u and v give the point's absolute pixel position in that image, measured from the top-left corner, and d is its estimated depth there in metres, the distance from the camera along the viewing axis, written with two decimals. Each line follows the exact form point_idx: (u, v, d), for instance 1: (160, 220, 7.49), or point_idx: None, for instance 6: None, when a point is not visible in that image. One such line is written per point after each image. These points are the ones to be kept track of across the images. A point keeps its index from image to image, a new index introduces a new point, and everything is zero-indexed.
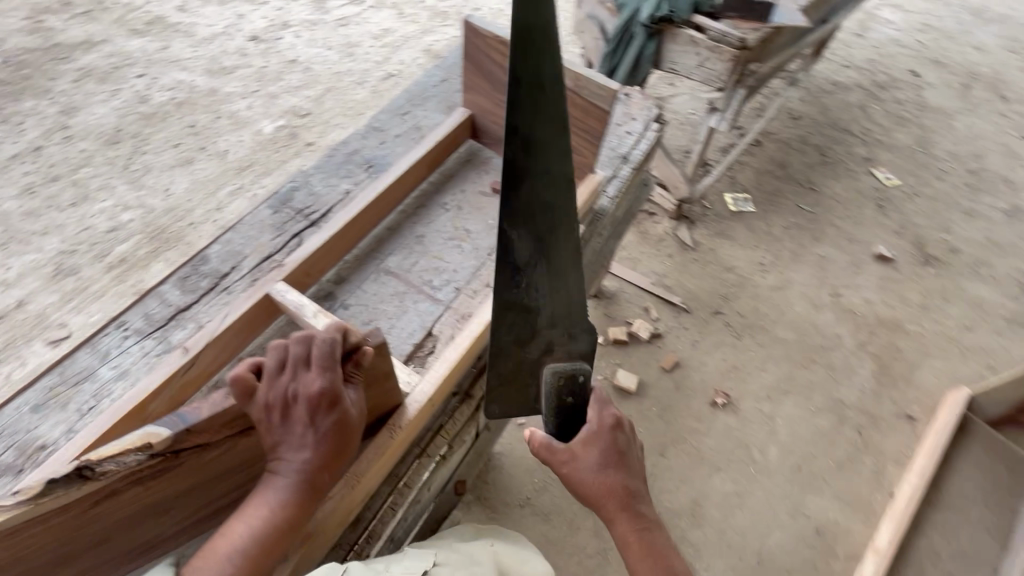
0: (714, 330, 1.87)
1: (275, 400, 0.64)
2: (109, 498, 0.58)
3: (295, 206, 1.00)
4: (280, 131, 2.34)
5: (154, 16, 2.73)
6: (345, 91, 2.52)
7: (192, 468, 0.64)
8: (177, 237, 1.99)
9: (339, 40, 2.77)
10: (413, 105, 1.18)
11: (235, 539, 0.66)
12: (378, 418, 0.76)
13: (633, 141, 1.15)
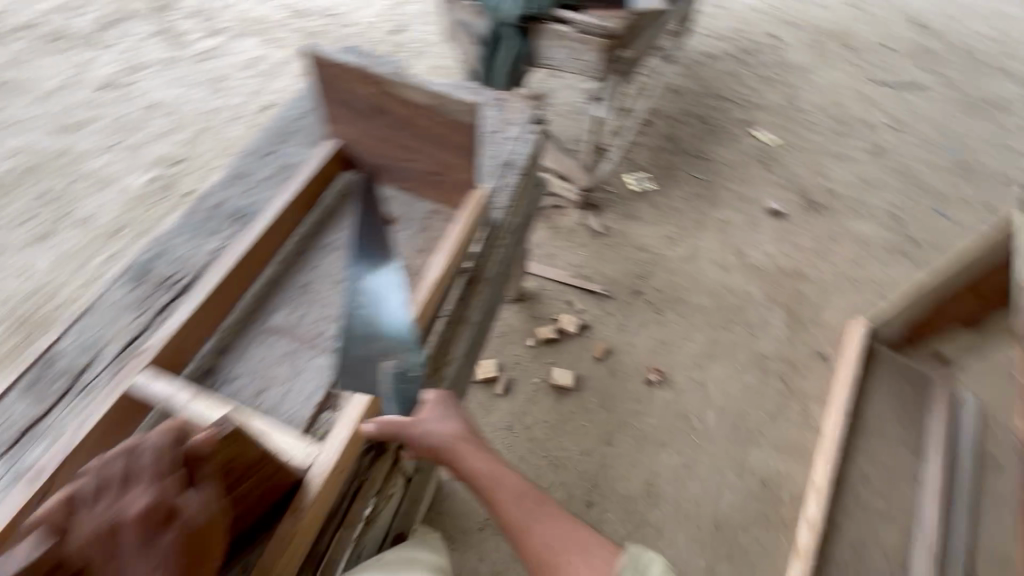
0: (638, 311, 1.92)
1: (94, 530, 0.51)
2: None
3: (156, 277, 0.89)
4: (152, 184, 2.12)
5: None
6: (220, 130, 2.34)
7: None
8: (45, 323, 1.76)
9: (204, 76, 2.57)
10: (277, 144, 1.09)
11: None
12: (275, 500, 0.68)
13: (514, 146, 1.13)
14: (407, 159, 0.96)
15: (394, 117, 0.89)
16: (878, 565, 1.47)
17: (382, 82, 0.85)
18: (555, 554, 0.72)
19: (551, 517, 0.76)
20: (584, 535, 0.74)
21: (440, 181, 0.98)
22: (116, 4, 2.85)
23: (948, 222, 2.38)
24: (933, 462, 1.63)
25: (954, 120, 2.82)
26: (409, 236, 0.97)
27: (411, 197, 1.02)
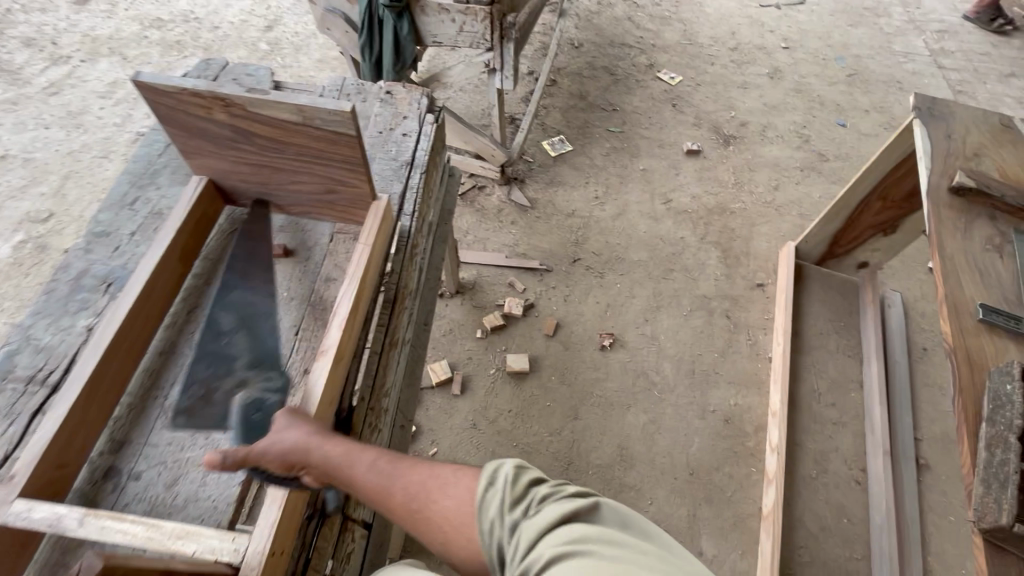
0: (579, 278, 1.90)
1: None
2: None
3: (18, 377, 0.75)
4: (21, 248, 1.86)
5: None
6: (89, 172, 2.07)
7: None
8: None
9: (57, 113, 2.25)
10: (140, 187, 0.95)
11: None
12: None
13: (412, 142, 1.04)
14: (290, 182, 0.84)
15: (265, 139, 0.77)
16: (840, 472, 1.56)
17: (237, 103, 0.72)
18: (424, 505, 0.60)
19: (413, 467, 0.63)
20: (450, 466, 0.63)
21: (334, 199, 0.87)
22: None
23: (849, 132, 2.49)
24: (873, 364, 1.72)
25: (838, 31, 2.92)
26: (313, 267, 0.88)
27: (308, 221, 0.93)
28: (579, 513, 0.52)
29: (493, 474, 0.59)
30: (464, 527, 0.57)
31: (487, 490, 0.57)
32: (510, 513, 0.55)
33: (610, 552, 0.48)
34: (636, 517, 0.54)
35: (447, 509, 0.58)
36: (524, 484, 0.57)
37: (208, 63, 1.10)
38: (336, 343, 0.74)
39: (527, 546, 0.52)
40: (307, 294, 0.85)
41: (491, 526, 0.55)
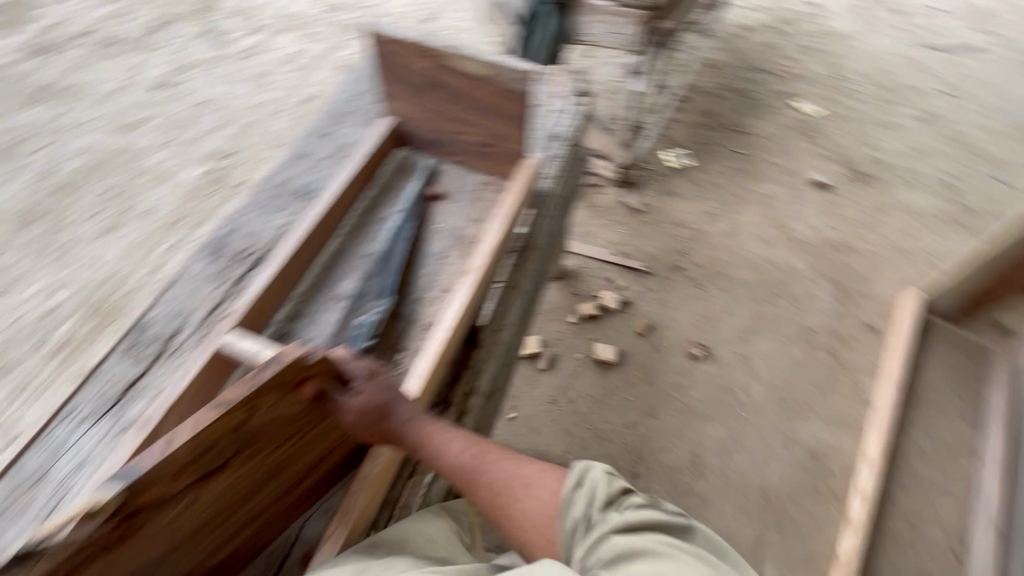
0: (679, 286, 1.92)
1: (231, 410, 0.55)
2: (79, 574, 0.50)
3: (230, 251, 0.95)
4: (206, 176, 2.19)
5: (43, 81, 2.40)
6: (266, 123, 2.38)
7: (162, 527, 0.57)
8: (117, 308, 1.81)
9: (248, 71, 2.60)
10: (334, 124, 1.14)
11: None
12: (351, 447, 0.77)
13: (560, 117, 1.16)
14: (460, 132, 0.99)
15: (450, 91, 0.92)
16: (934, 536, 1.44)
17: (438, 55, 0.87)
18: (507, 501, 0.68)
19: (499, 461, 0.71)
20: (535, 468, 0.71)
21: (491, 153, 1.01)
22: None
23: (1008, 190, 2.27)
24: (994, 434, 1.57)
25: (1013, 83, 2.67)
26: (462, 207, 1.01)
27: (463, 170, 1.06)
28: (671, 527, 0.62)
29: (582, 476, 0.67)
30: (545, 530, 0.66)
31: (575, 489, 0.66)
32: (597, 513, 0.63)
33: (694, 563, 0.58)
34: (726, 551, 0.62)
35: (531, 509, 0.67)
36: (614, 490, 0.65)
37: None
38: (481, 265, 0.87)
39: (606, 529, 0.61)
40: (453, 229, 0.99)
41: (573, 524, 0.64)
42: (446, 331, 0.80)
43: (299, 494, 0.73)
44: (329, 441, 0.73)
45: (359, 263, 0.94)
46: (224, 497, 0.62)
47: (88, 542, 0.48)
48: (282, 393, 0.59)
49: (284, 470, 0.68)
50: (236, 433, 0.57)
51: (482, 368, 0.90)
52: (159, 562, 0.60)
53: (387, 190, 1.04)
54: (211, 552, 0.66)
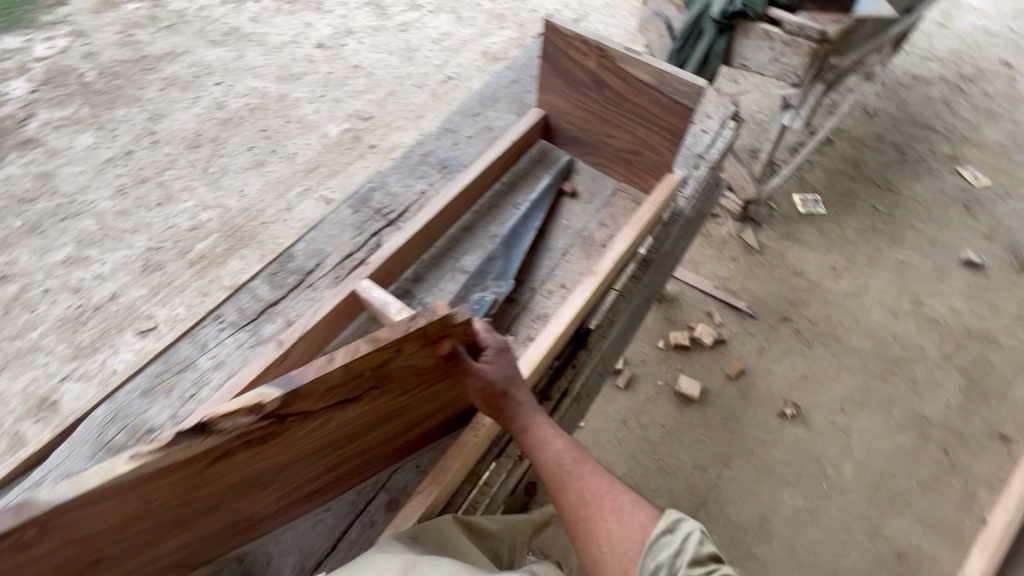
0: (783, 337, 1.80)
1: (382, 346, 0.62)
2: (220, 461, 0.58)
3: (373, 206, 1.02)
4: (345, 133, 2.33)
5: (227, 25, 2.67)
6: (407, 95, 2.50)
7: (289, 441, 0.63)
8: (250, 236, 1.98)
9: (400, 45, 2.72)
10: (484, 106, 1.19)
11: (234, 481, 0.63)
12: (451, 413, 0.84)
13: (709, 138, 1.13)
14: (608, 135, 0.99)
15: (612, 93, 0.93)
16: None
17: (611, 56, 0.88)
18: (593, 516, 0.68)
19: (594, 475, 0.72)
20: (627, 495, 0.70)
21: (633, 162, 1.00)
22: None
23: None
24: None
25: None
26: (592, 209, 1.02)
27: (599, 173, 1.07)
28: None
29: (674, 524, 0.66)
30: (623, 559, 0.65)
31: (665, 534, 0.65)
32: (684, 568, 0.63)
33: None
34: None
35: (614, 533, 0.67)
36: (704, 551, 0.64)
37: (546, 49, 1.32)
38: (606, 270, 0.88)
39: None
40: (581, 229, 0.99)
41: (655, 567, 0.63)
42: (560, 326, 0.82)
43: (397, 444, 0.80)
44: (439, 403, 0.79)
45: (484, 243, 0.97)
46: (347, 429, 0.69)
47: (249, 431, 0.56)
48: (424, 345, 0.65)
49: (396, 419, 0.74)
50: (378, 371, 0.64)
51: (582, 371, 0.91)
52: (283, 470, 0.67)
53: (522, 178, 1.06)
54: (319, 476, 0.74)
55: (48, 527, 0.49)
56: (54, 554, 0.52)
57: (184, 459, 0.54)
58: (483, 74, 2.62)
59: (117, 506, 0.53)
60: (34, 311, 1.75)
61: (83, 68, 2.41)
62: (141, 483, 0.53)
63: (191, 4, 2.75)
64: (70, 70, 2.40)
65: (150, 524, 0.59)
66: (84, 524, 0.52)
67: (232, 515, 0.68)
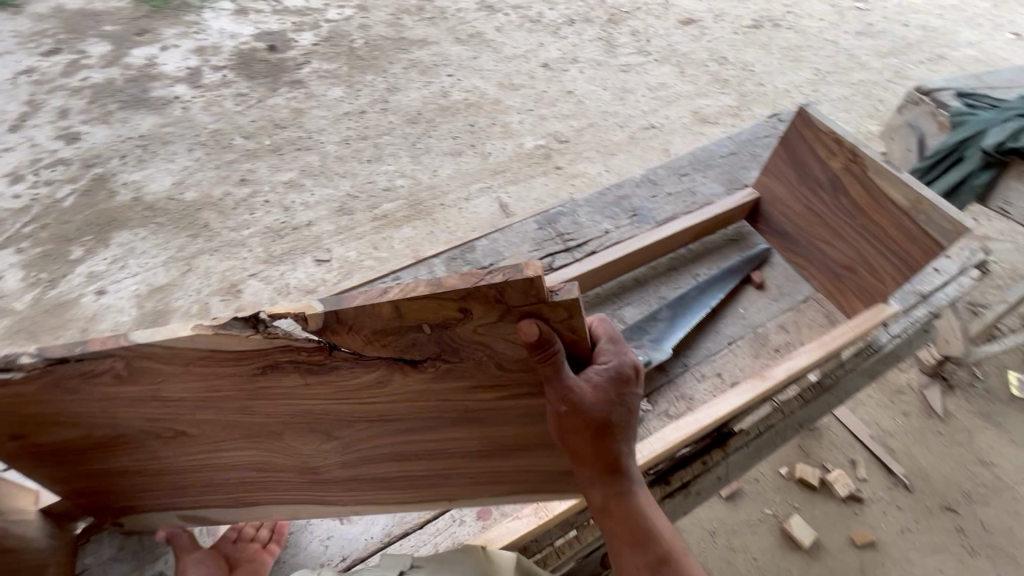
0: (938, 529, 1.49)
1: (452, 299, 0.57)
2: (271, 371, 0.65)
3: (557, 228, 1.06)
4: (538, 148, 2.45)
5: (475, 29, 2.99)
6: (606, 131, 2.56)
7: (345, 382, 0.67)
8: (428, 212, 2.17)
9: (616, 83, 2.79)
10: (694, 169, 1.17)
11: (289, 410, 0.70)
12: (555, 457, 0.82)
13: (941, 281, 0.99)
14: (823, 240, 0.96)
15: (847, 199, 0.91)
16: None
17: (862, 163, 0.86)
18: None
19: None
20: None
21: (840, 275, 0.95)
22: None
23: None
24: None
25: None
26: (775, 308, 0.96)
27: (794, 274, 1.01)
28: None
29: None
30: None
31: None
32: None
33: None
34: None
35: None
36: None
37: (777, 131, 1.27)
38: (775, 380, 0.81)
39: None
40: (758, 325, 0.94)
41: None
42: (707, 419, 0.78)
43: (464, 446, 0.75)
44: (521, 423, 0.72)
45: (650, 300, 0.97)
46: (414, 397, 0.69)
47: (292, 338, 0.61)
48: (501, 315, 0.57)
49: (462, 415, 0.71)
50: (439, 334, 0.60)
51: (707, 472, 0.86)
52: (336, 414, 0.71)
53: (710, 252, 1.04)
54: (374, 441, 0.75)
55: (132, 368, 0.63)
56: (142, 400, 0.67)
57: (233, 352, 0.62)
58: (687, 132, 2.59)
59: (184, 376, 0.64)
60: (252, 214, 2.10)
61: (355, 36, 2.87)
62: (203, 361, 0.63)
63: (453, 4, 3.13)
64: (346, 35, 2.87)
65: (220, 409, 0.70)
66: (163, 383, 0.65)
67: (294, 446, 0.75)
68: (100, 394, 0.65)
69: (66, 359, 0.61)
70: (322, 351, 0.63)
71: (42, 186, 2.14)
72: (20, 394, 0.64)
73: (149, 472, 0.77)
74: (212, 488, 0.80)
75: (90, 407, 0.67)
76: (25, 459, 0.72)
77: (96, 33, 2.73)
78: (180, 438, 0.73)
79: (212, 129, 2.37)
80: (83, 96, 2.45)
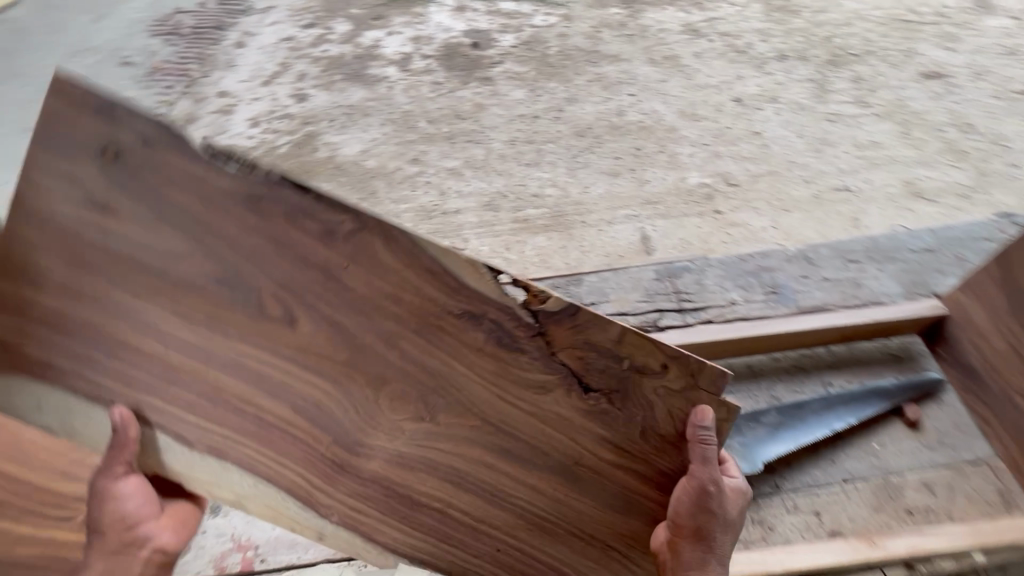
0: None
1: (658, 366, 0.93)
2: (453, 321, 0.91)
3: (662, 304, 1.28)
4: (703, 187, 2.27)
5: (671, 51, 2.87)
6: (787, 183, 2.28)
7: (497, 383, 0.96)
8: (568, 226, 2.16)
9: (815, 132, 2.46)
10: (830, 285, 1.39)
11: (416, 379, 0.95)
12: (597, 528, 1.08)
13: None
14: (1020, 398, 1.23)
15: None
16: None
17: None
18: None
19: None
20: None
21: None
22: (804, 32, 2.93)
23: None
24: None
25: None
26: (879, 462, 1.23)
27: None
28: None
29: None
30: None
31: None
32: None
33: None
34: None
35: None
36: None
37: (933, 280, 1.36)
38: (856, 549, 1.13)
39: None
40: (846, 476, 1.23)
41: None
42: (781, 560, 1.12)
43: (530, 508, 1.06)
44: (614, 495, 1.05)
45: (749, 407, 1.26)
46: (541, 435, 1.01)
47: (515, 316, 0.91)
48: (686, 385, 0.93)
49: (564, 466, 1.03)
50: (629, 374, 0.94)
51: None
52: (461, 400, 0.98)
53: None
54: (455, 442, 1.01)
55: (354, 234, 0.85)
56: (319, 270, 0.87)
57: (461, 282, 0.88)
58: (889, 205, 2.19)
59: (381, 270, 0.87)
60: (413, 191, 2.31)
61: (551, 43, 2.95)
62: (419, 275, 0.88)
63: (657, 23, 3.04)
64: (543, 41, 2.97)
65: (366, 332, 0.91)
66: (363, 271, 0.87)
67: (377, 414, 0.97)
68: (296, 242, 0.85)
69: (322, 198, 0.82)
70: (534, 343, 0.93)
71: (270, 133, 2.59)
72: (225, 186, 0.81)
73: (231, 349, 0.91)
74: (255, 406, 0.94)
75: (273, 255, 0.85)
76: (145, 255, 0.85)
77: (344, 13, 3.21)
78: (295, 330, 0.90)
79: (405, 109, 2.65)
80: (319, 64, 2.91)
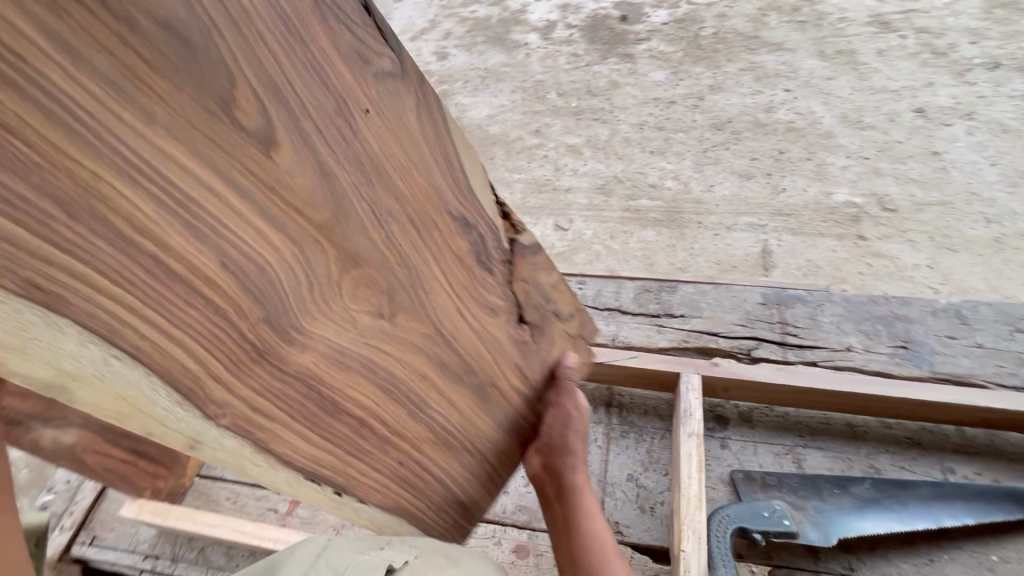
0: None
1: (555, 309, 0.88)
2: (450, 223, 0.67)
3: None
4: (850, 206, 1.99)
5: (849, 46, 2.50)
6: (961, 218, 1.91)
7: (464, 302, 0.73)
8: (681, 224, 2.02)
9: (1016, 162, 2.02)
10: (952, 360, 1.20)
11: (388, 265, 0.63)
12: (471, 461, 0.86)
13: None
14: None
15: None
16: None
17: None
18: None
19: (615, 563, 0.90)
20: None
21: None
22: None
23: None
24: None
25: None
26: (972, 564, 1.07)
27: None
28: None
29: None
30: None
31: None
32: None
33: None
34: None
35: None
36: None
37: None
38: None
39: None
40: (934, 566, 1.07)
41: None
42: None
43: (444, 435, 0.79)
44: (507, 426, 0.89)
45: None
46: (484, 362, 0.79)
47: (499, 237, 0.75)
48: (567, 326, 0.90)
49: (481, 388, 0.81)
50: (550, 318, 0.87)
51: None
52: (432, 304, 0.69)
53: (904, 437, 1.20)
54: (403, 356, 0.69)
55: (392, 81, 0.57)
56: (310, 57, 0.49)
57: (464, 173, 0.67)
58: None
59: (406, 133, 0.59)
60: (529, 162, 2.30)
61: (707, 24, 2.72)
62: (429, 142, 0.61)
63: (838, 11, 2.66)
64: (699, 20, 2.74)
65: (335, 171, 0.54)
66: (388, 130, 0.57)
67: (333, 296, 0.59)
68: (310, 37, 0.49)
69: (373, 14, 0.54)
70: (502, 267, 0.77)
71: None
72: None
73: (126, 116, 0.40)
74: (138, 226, 0.43)
75: (278, 28, 0.46)
76: None
77: None
78: (254, 136, 0.47)
79: (538, 79, 2.62)
80: (466, 25, 2.96)
